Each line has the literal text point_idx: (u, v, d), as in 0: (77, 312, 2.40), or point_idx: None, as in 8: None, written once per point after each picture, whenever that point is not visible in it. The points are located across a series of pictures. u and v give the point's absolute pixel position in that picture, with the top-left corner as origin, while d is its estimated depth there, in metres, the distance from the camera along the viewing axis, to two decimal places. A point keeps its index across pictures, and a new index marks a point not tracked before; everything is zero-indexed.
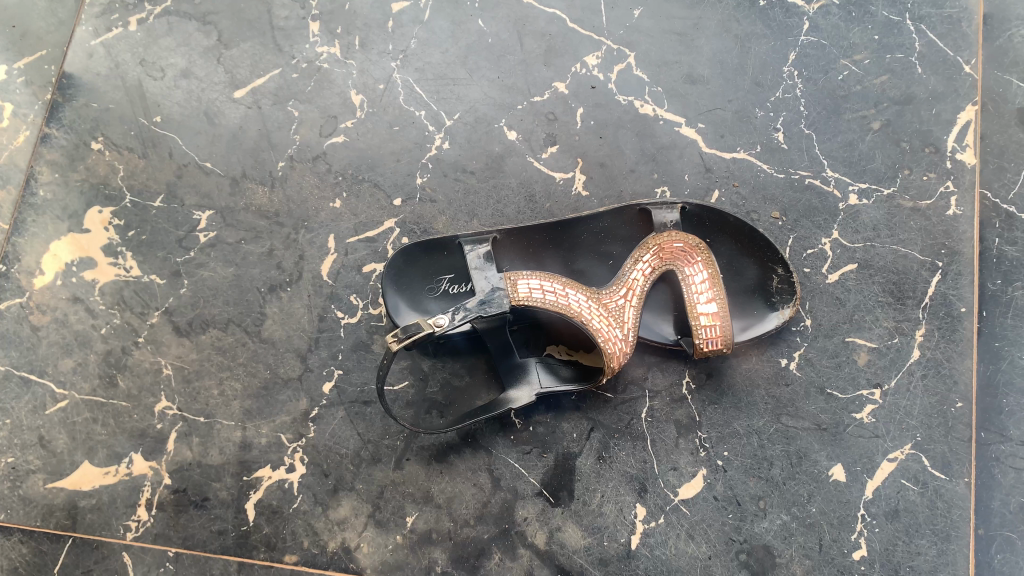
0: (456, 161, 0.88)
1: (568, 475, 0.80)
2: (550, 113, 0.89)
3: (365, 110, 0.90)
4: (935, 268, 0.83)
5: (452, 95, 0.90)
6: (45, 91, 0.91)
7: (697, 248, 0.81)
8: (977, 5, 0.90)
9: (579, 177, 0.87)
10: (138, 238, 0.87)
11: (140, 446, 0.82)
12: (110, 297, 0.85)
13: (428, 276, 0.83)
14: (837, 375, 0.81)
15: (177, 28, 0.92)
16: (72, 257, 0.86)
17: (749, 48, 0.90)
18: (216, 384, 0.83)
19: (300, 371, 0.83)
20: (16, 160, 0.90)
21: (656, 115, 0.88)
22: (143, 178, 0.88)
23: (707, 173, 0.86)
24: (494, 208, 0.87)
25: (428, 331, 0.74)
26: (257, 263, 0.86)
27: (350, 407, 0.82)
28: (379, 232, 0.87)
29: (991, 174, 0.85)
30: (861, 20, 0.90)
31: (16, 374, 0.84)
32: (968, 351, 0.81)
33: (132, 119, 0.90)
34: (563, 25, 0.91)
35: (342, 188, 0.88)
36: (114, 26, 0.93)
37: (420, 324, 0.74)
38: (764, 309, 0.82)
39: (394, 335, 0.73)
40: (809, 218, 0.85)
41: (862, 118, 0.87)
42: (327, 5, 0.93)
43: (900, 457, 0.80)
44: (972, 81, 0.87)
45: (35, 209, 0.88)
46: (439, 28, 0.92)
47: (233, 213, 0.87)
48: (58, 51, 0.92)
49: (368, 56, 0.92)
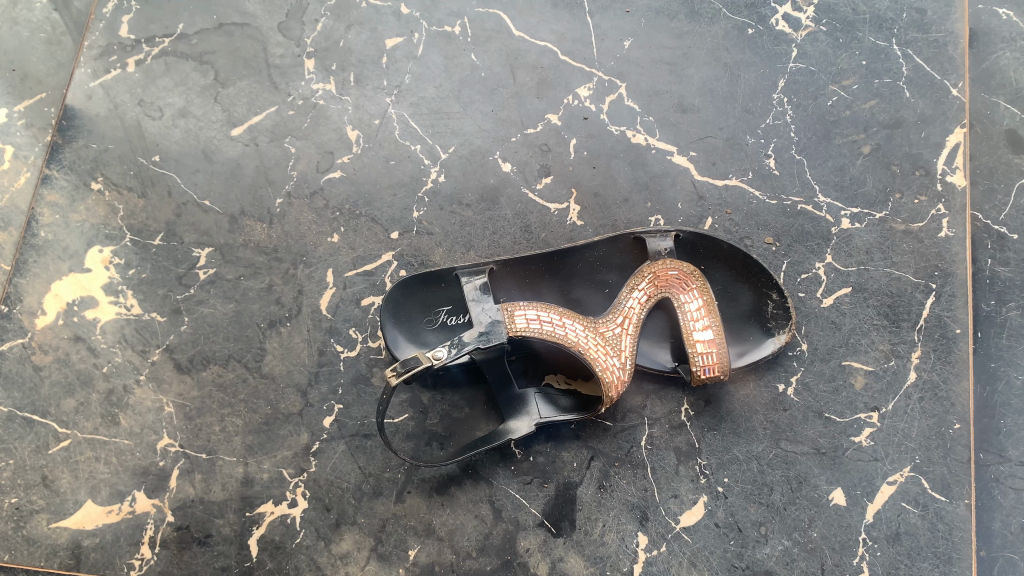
0: (452, 194, 0.89)
1: (569, 504, 0.80)
2: (544, 144, 0.90)
3: (361, 145, 0.91)
4: (928, 290, 0.84)
5: (447, 128, 0.92)
6: (44, 132, 0.92)
7: (692, 275, 0.82)
8: (963, 28, 0.91)
9: (573, 207, 0.88)
10: (138, 276, 0.87)
11: (142, 484, 0.82)
12: (112, 335, 0.86)
13: (426, 308, 0.83)
14: (835, 400, 0.82)
15: (175, 68, 0.94)
16: (73, 296, 0.87)
17: (739, 75, 0.91)
18: (217, 421, 0.83)
19: (301, 406, 0.83)
20: (17, 202, 0.90)
21: (648, 145, 0.89)
22: (143, 217, 0.89)
23: (700, 201, 0.87)
24: (490, 238, 0.88)
25: (432, 360, 0.75)
26: (257, 299, 0.87)
27: (350, 441, 0.82)
28: (377, 265, 0.87)
29: (981, 196, 0.86)
30: (848, 46, 0.91)
31: (19, 415, 0.84)
32: (964, 372, 0.82)
33: (132, 159, 0.91)
34: (554, 57, 0.93)
35: (340, 223, 0.89)
36: (112, 67, 0.94)
37: (418, 357, 0.74)
38: (760, 335, 0.82)
39: (393, 369, 0.74)
40: (803, 243, 0.86)
41: (852, 142, 0.88)
42: (322, 42, 0.94)
43: (899, 480, 0.80)
44: (960, 104, 0.89)
45: (37, 249, 0.89)
46: (433, 62, 0.93)
47: (232, 250, 0.88)
48: (56, 93, 0.93)
49: (362, 92, 0.93)
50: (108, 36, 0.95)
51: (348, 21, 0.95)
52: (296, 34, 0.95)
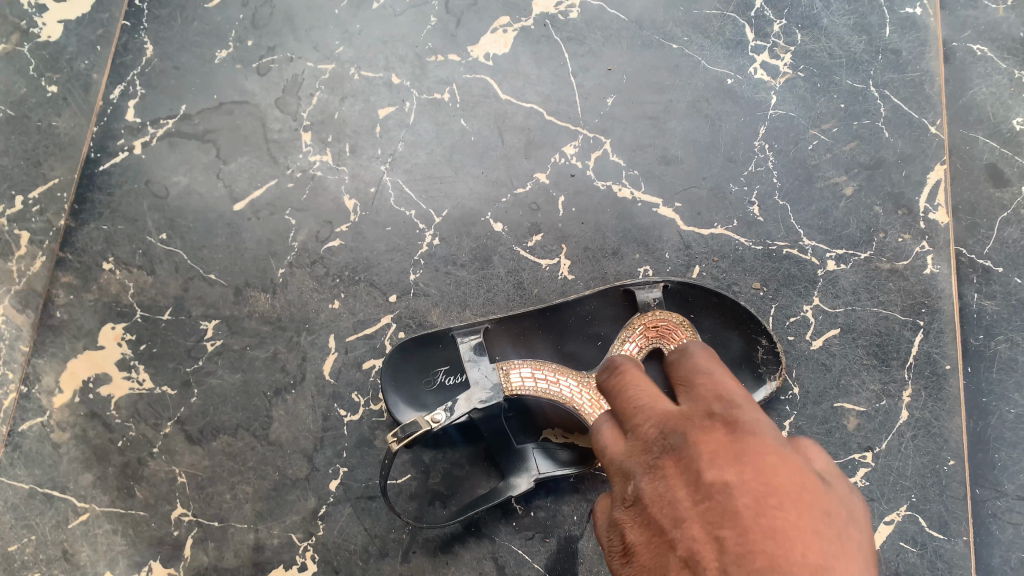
0: (447, 255, 0.92)
1: (571, 558, 0.82)
2: (534, 203, 0.93)
3: (358, 214, 0.95)
4: (916, 328, 0.85)
5: (439, 193, 0.95)
6: (58, 217, 0.96)
7: (682, 325, 0.84)
8: (938, 67, 0.92)
9: (564, 262, 0.91)
10: (149, 351, 0.91)
11: (158, 554, 0.86)
12: (126, 410, 0.89)
13: (424, 369, 0.86)
14: (828, 441, 0.83)
15: (179, 148, 0.98)
16: (88, 374, 0.91)
17: (720, 125, 0.93)
18: (228, 489, 0.87)
19: (308, 471, 0.87)
20: (34, 286, 0.94)
21: (634, 199, 0.92)
22: (152, 293, 0.93)
23: (686, 251, 0.90)
24: (484, 297, 0.91)
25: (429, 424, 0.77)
26: (262, 368, 0.90)
27: (356, 503, 0.85)
28: (377, 328, 0.90)
29: (965, 231, 0.87)
30: (826, 90, 0.93)
31: (40, 491, 0.88)
32: (956, 409, 0.83)
33: (140, 238, 0.95)
34: (540, 118, 0.95)
35: (340, 289, 0.92)
36: (120, 150, 0.99)
37: (418, 421, 0.76)
38: (752, 381, 0.84)
39: (394, 434, 0.75)
40: (790, 286, 0.87)
41: (834, 185, 0.90)
42: (318, 116, 0.98)
43: (896, 519, 0.81)
44: (939, 142, 0.90)
45: (54, 330, 0.93)
46: (424, 129, 0.97)
47: (238, 322, 0.92)
48: (69, 177, 0.98)
49: (358, 161, 0.96)
50: (115, 120, 0.99)
51: (342, 93, 0.99)
52: (293, 109, 0.99)
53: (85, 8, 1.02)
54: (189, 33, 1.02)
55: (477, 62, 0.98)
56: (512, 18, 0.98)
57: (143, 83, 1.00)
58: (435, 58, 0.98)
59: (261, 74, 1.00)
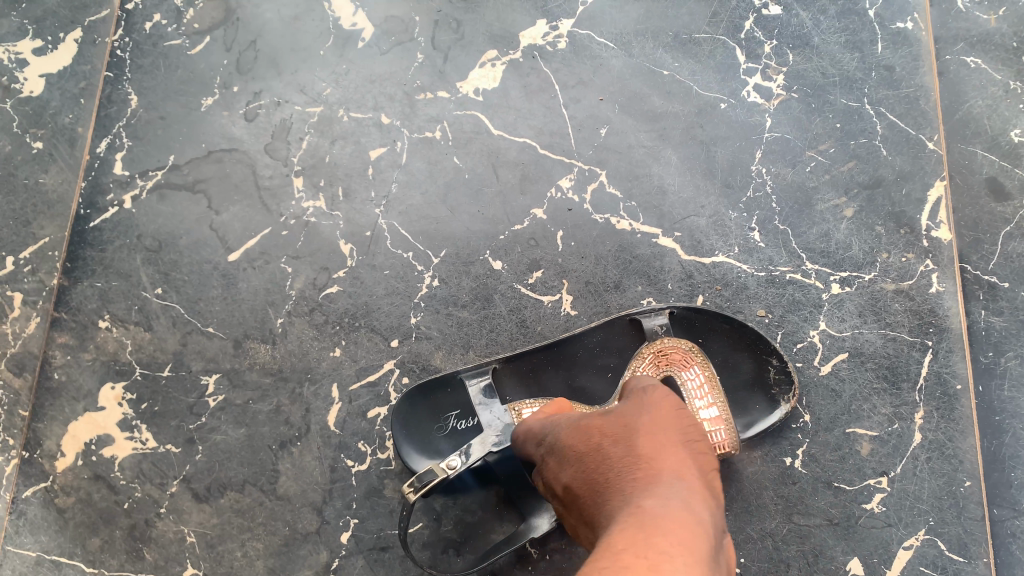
0: (447, 296, 0.91)
1: None
2: (532, 238, 0.92)
3: (355, 258, 0.93)
4: (925, 348, 0.84)
5: (436, 233, 0.93)
6: (51, 276, 0.95)
7: (692, 353, 0.84)
8: (933, 82, 0.92)
9: (565, 298, 0.90)
10: (151, 410, 0.90)
11: None
12: (130, 471, 0.88)
13: (436, 414, 0.85)
14: (843, 468, 0.82)
15: (170, 198, 0.97)
16: (90, 436, 0.90)
17: (715, 151, 0.92)
18: (239, 547, 0.86)
19: (318, 524, 0.86)
20: (30, 348, 0.93)
21: (633, 230, 0.91)
22: (151, 350, 0.92)
23: (689, 280, 0.89)
24: (487, 336, 0.89)
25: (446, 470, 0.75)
26: (266, 421, 0.89)
27: (369, 554, 0.85)
28: (380, 375, 0.89)
29: (968, 248, 0.87)
30: (821, 110, 0.92)
31: (47, 558, 0.86)
32: (969, 429, 0.82)
33: (135, 294, 0.94)
34: (534, 152, 0.94)
35: (340, 336, 0.91)
36: (110, 204, 0.97)
37: (434, 471, 0.74)
38: (766, 404, 0.83)
39: (411, 485, 0.73)
40: (795, 312, 0.87)
41: (834, 206, 0.89)
42: (309, 160, 0.97)
43: (915, 544, 0.80)
44: (937, 158, 0.89)
45: (52, 392, 0.91)
46: (417, 169, 0.96)
47: (239, 375, 0.90)
48: (60, 234, 0.96)
49: (352, 205, 0.95)
50: (104, 175, 0.98)
51: (332, 136, 0.98)
52: (283, 154, 0.98)
53: (66, 61, 1.01)
54: (173, 82, 1.01)
55: (467, 98, 0.97)
56: (499, 52, 0.98)
57: (130, 135, 0.99)
58: (424, 96, 0.97)
59: (249, 120, 0.99)
